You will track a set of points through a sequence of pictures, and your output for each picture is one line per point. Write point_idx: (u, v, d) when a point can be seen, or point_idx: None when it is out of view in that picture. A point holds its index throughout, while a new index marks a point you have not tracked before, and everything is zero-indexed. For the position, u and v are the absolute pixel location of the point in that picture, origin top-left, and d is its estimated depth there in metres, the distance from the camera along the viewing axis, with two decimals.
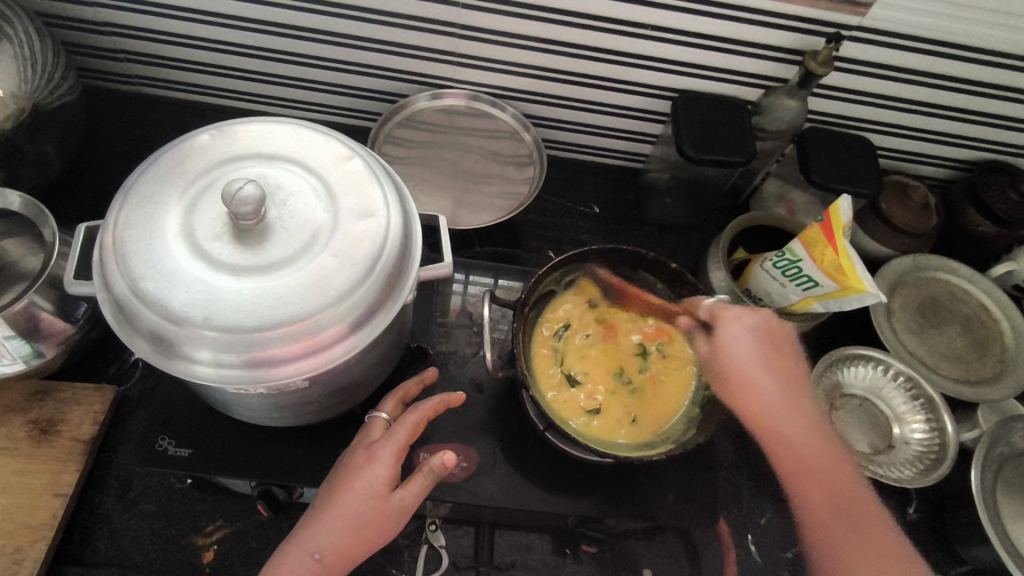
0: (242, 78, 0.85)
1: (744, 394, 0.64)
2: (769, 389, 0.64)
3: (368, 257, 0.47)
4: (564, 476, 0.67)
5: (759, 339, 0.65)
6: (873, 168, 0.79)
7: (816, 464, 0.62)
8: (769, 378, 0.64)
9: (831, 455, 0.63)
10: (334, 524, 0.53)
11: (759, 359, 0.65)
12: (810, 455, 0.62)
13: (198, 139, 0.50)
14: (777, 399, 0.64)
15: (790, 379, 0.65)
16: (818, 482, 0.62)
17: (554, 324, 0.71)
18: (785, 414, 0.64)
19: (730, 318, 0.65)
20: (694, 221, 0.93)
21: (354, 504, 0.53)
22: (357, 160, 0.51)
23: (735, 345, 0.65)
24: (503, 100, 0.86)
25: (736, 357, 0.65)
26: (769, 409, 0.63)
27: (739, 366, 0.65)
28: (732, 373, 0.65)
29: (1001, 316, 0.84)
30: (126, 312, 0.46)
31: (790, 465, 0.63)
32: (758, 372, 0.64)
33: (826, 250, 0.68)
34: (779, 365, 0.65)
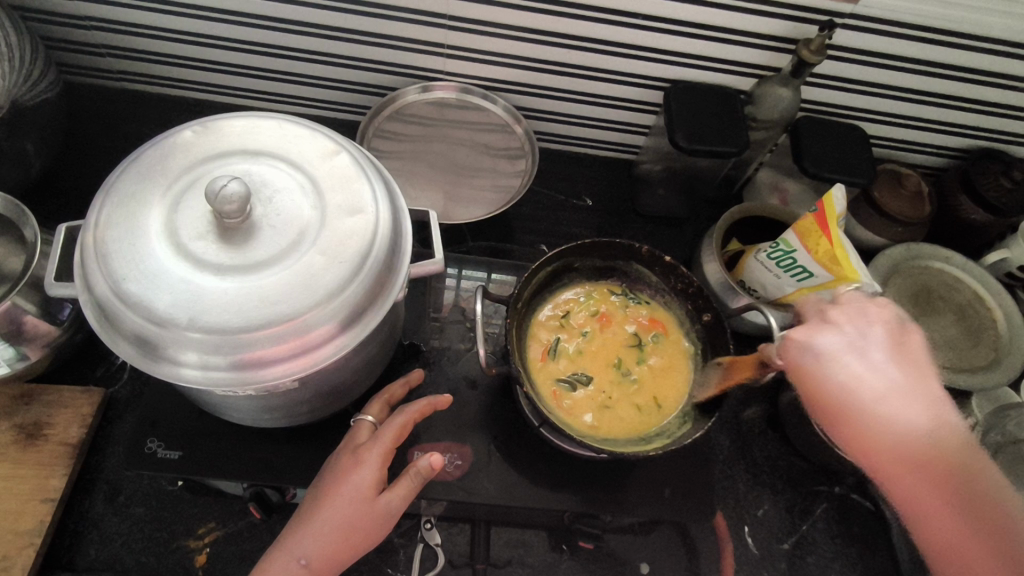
0: (227, 72, 0.83)
1: (843, 410, 0.48)
2: (874, 396, 0.47)
3: (356, 254, 0.46)
4: (561, 472, 0.67)
5: (851, 341, 0.50)
6: (867, 157, 0.79)
7: (931, 475, 0.45)
8: (875, 378, 0.48)
9: (962, 456, 0.46)
10: (319, 529, 0.52)
11: (856, 356, 0.49)
12: (928, 461, 0.45)
13: (181, 135, 0.49)
14: (882, 404, 0.47)
15: (902, 375, 0.48)
16: (943, 501, 0.45)
17: (547, 321, 0.70)
18: (908, 425, 0.46)
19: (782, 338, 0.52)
20: (688, 213, 0.92)
21: (342, 507, 0.52)
22: (345, 155, 0.50)
23: (816, 358, 0.49)
24: (494, 92, 0.85)
25: (826, 373, 0.49)
26: (863, 421, 0.47)
27: (833, 383, 0.48)
28: (816, 388, 0.50)
29: (995, 304, 0.84)
30: (109, 315, 0.44)
31: (905, 481, 0.46)
32: (856, 374, 0.48)
33: (820, 241, 0.68)
34: (881, 358, 0.49)
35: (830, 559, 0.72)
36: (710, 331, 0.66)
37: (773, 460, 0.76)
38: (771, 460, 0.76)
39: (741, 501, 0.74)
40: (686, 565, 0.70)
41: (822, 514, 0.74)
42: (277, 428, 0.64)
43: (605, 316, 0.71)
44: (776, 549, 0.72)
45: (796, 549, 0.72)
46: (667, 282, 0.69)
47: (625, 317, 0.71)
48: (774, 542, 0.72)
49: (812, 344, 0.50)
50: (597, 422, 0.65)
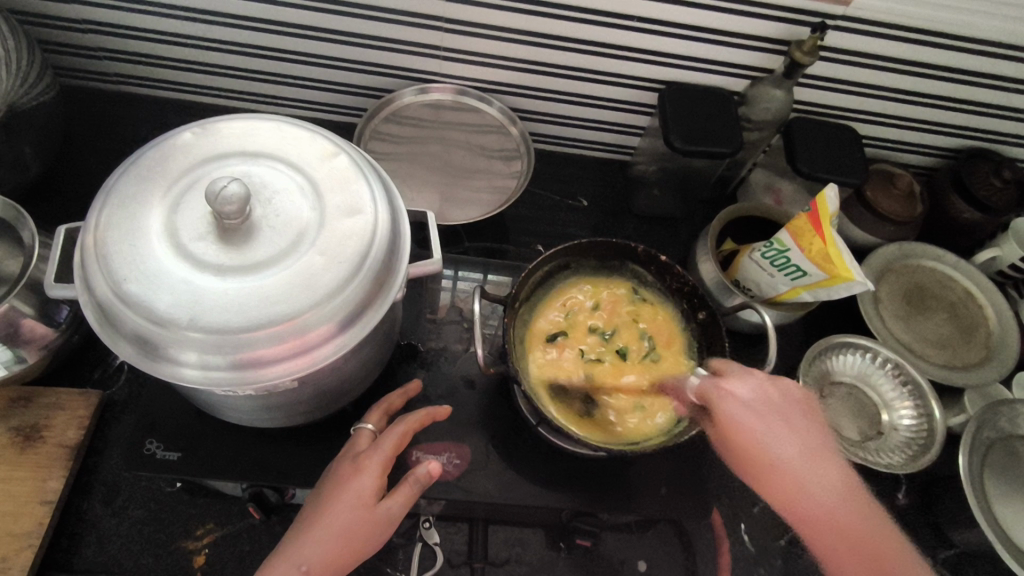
0: (224, 75, 0.84)
1: (767, 470, 0.56)
2: (785, 462, 0.56)
3: (355, 255, 0.47)
4: (558, 470, 0.67)
5: (762, 402, 0.57)
6: (859, 157, 0.80)
7: (853, 540, 0.55)
8: (786, 447, 0.56)
9: (862, 524, 0.55)
10: (323, 535, 0.52)
11: (773, 428, 0.56)
12: (850, 526, 0.55)
13: (181, 137, 0.49)
14: (797, 469, 0.56)
15: (800, 450, 0.57)
16: (859, 559, 0.54)
17: (547, 322, 0.70)
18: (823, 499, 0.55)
19: (722, 392, 0.57)
20: (683, 213, 0.93)
21: (343, 512, 0.53)
22: (343, 156, 0.50)
23: (738, 412, 0.56)
24: (490, 94, 0.85)
25: (745, 428, 0.56)
26: (794, 485, 0.55)
27: (749, 434, 0.56)
28: (739, 439, 0.56)
29: (986, 301, 0.85)
30: (109, 315, 0.45)
31: (821, 533, 0.55)
32: (763, 438, 0.56)
33: (813, 240, 0.69)
34: (786, 428, 0.57)
35: None
36: (705, 329, 0.66)
37: None
38: None
39: (737, 499, 0.74)
40: (683, 562, 0.71)
41: None
42: (276, 428, 0.64)
43: (607, 316, 0.71)
44: (772, 546, 0.72)
45: (792, 546, 0.73)
46: (662, 282, 0.70)
47: (627, 318, 0.71)
48: (770, 539, 0.73)
49: (738, 395, 0.57)
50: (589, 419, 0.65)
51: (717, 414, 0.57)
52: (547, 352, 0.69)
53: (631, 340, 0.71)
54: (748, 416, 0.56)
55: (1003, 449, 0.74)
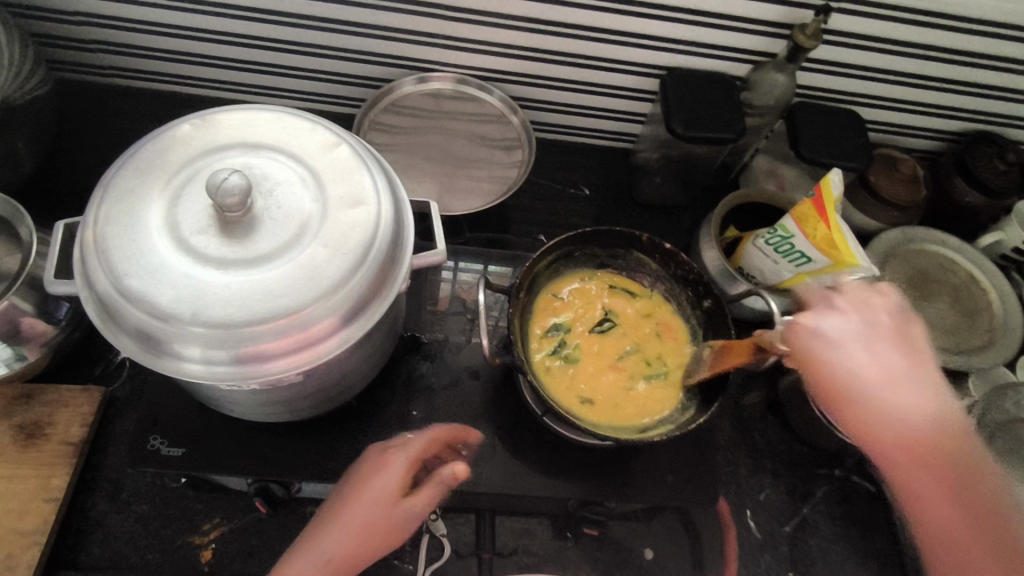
0: (220, 67, 0.82)
1: (843, 385, 0.51)
2: (867, 381, 0.51)
3: (359, 246, 0.46)
4: (564, 459, 0.67)
5: (847, 325, 0.53)
6: (863, 142, 0.79)
7: (940, 473, 0.49)
8: (872, 367, 0.52)
9: (956, 446, 0.49)
10: (344, 528, 0.54)
11: (860, 355, 0.52)
12: (940, 456, 0.49)
13: (179, 129, 0.49)
14: (886, 391, 0.51)
15: (895, 367, 0.52)
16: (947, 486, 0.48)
17: (550, 301, 0.70)
18: (918, 418, 0.50)
19: (797, 325, 0.54)
20: (685, 201, 0.92)
21: (367, 504, 0.54)
22: (345, 146, 0.49)
23: (828, 346, 0.52)
24: (490, 82, 0.84)
25: (833, 359, 0.52)
26: (876, 405, 0.50)
27: (838, 363, 0.52)
28: (818, 372, 0.53)
29: (989, 285, 0.85)
30: (111, 311, 0.44)
31: (902, 463, 0.49)
32: (856, 365, 0.52)
33: (817, 226, 0.68)
34: (872, 354, 0.52)
35: (832, 541, 0.73)
36: (711, 318, 0.66)
37: (773, 444, 0.77)
38: (771, 444, 0.77)
39: (743, 486, 0.74)
40: (690, 551, 0.71)
41: (823, 496, 0.74)
42: (280, 422, 0.64)
43: (619, 304, 0.71)
44: (778, 532, 0.73)
45: (798, 532, 0.73)
46: (667, 269, 0.69)
47: (639, 309, 0.71)
48: (775, 525, 0.73)
49: (817, 324, 0.53)
50: (584, 402, 0.65)
51: (799, 347, 0.53)
52: (548, 331, 0.68)
53: (641, 331, 0.70)
54: (846, 341, 0.52)
55: (1009, 432, 0.74)
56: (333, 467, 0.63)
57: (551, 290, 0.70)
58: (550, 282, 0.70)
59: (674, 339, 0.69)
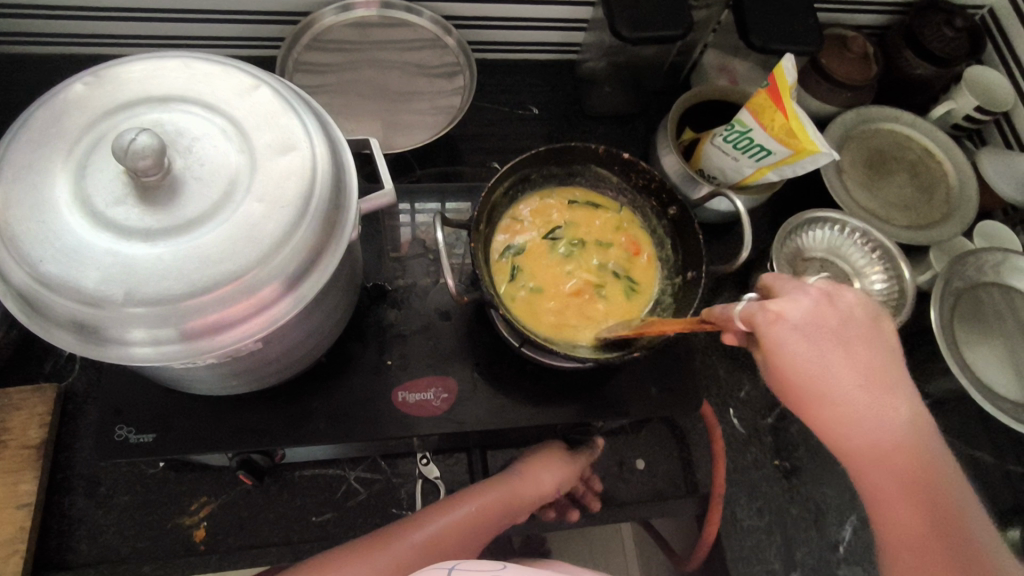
0: (116, 18, 0.74)
1: (808, 391, 0.47)
2: (834, 392, 0.47)
3: (298, 197, 0.42)
4: (547, 386, 0.67)
5: (816, 325, 0.47)
6: (812, 22, 0.76)
7: (910, 488, 0.47)
8: (839, 374, 0.47)
9: (921, 461, 0.47)
10: (527, 495, 0.64)
11: (827, 358, 0.47)
12: (910, 471, 0.47)
13: (71, 91, 0.43)
14: (855, 399, 0.47)
15: (862, 375, 0.47)
16: (914, 498, 0.47)
17: (513, 229, 0.67)
18: (881, 431, 0.47)
19: (769, 315, 0.46)
20: (638, 108, 0.89)
21: (546, 467, 0.66)
22: (265, 88, 0.45)
23: (794, 342, 0.46)
24: (418, 3, 0.78)
25: (798, 360, 0.46)
26: (842, 413, 0.47)
27: (804, 369, 0.47)
28: (782, 372, 0.47)
29: (945, 158, 0.85)
30: (34, 304, 0.40)
31: (876, 473, 0.48)
32: (825, 372, 0.47)
33: (775, 116, 0.66)
34: (843, 356, 0.47)
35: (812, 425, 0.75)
36: (677, 225, 0.64)
37: None
38: None
39: (724, 386, 0.76)
40: (679, 454, 0.72)
41: None
42: (251, 391, 0.61)
43: (582, 221, 0.69)
44: (761, 425, 0.75)
45: (779, 422, 0.75)
46: (628, 180, 0.67)
47: (604, 223, 0.69)
48: (758, 419, 0.75)
49: (788, 319, 0.46)
50: (557, 324, 0.64)
51: (765, 347, 0.47)
52: (513, 260, 0.67)
53: (608, 247, 0.69)
54: (804, 343, 0.46)
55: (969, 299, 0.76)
56: (314, 429, 0.61)
57: (512, 215, 0.68)
58: (510, 207, 0.67)
59: (641, 248, 0.68)
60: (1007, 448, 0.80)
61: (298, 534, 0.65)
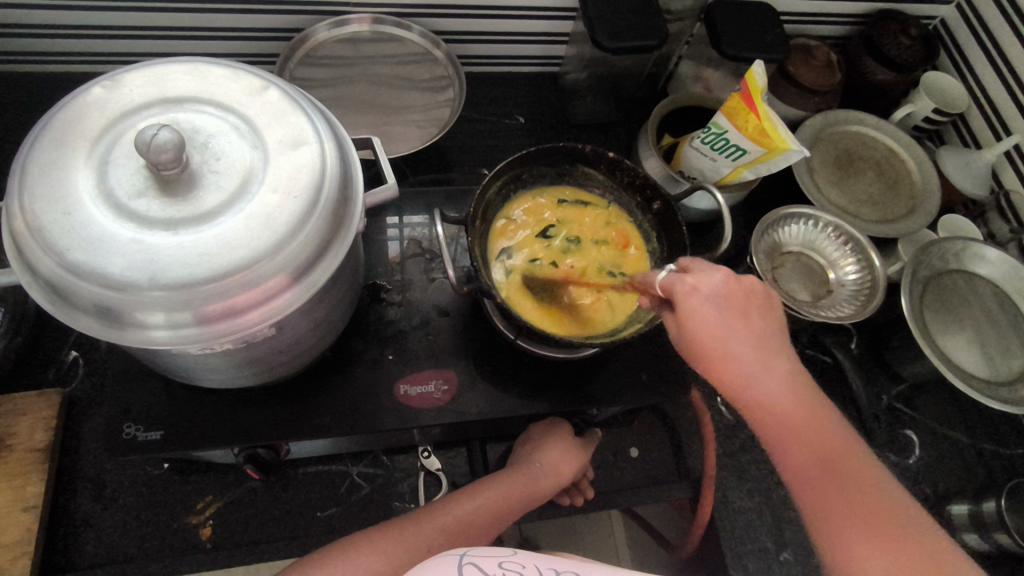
0: (115, 37, 0.77)
1: (715, 354, 0.53)
2: (739, 356, 0.53)
3: (309, 188, 0.45)
4: (542, 378, 0.69)
5: (722, 295, 0.54)
6: (779, 32, 0.81)
7: (809, 441, 0.51)
8: (737, 339, 0.53)
9: (816, 419, 0.52)
10: (540, 475, 0.66)
11: (727, 325, 0.53)
12: (806, 428, 0.51)
13: (90, 93, 0.45)
14: (750, 361, 0.53)
15: (761, 341, 0.54)
16: (810, 452, 0.50)
17: (508, 227, 0.71)
18: (776, 392, 0.52)
19: (687, 285, 0.54)
20: (619, 116, 0.93)
21: (564, 462, 0.68)
22: (274, 89, 0.48)
23: (704, 307, 0.53)
24: (407, 19, 0.82)
25: (705, 323, 0.53)
26: (744, 376, 0.52)
27: (707, 334, 0.53)
28: (697, 338, 0.53)
29: (907, 156, 0.91)
30: (60, 291, 0.42)
31: (778, 434, 0.52)
32: (723, 336, 0.53)
33: (748, 118, 0.70)
34: (745, 325, 0.54)
35: None
36: (661, 218, 0.67)
37: None
38: None
39: (710, 376, 0.79)
40: (671, 441, 0.75)
41: None
42: (257, 388, 0.63)
43: (574, 216, 0.72)
44: None
45: None
46: (613, 178, 0.70)
47: (594, 219, 0.73)
48: None
49: (698, 288, 0.53)
50: (553, 314, 0.67)
51: (682, 313, 0.53)
52: (508, 256, 0.70)
53: (599, 241, 0.72)
54: (713, 310, 0.53)
55: (936, 286, 0.81)
56: (318, 423, 0.63)
57: (505, 214, 0.71)
58: (504, 207, 0.71)
59: (631, 241, 0.71)
60: (980, 428, 0.84)
61: (304, 530, 0.66)
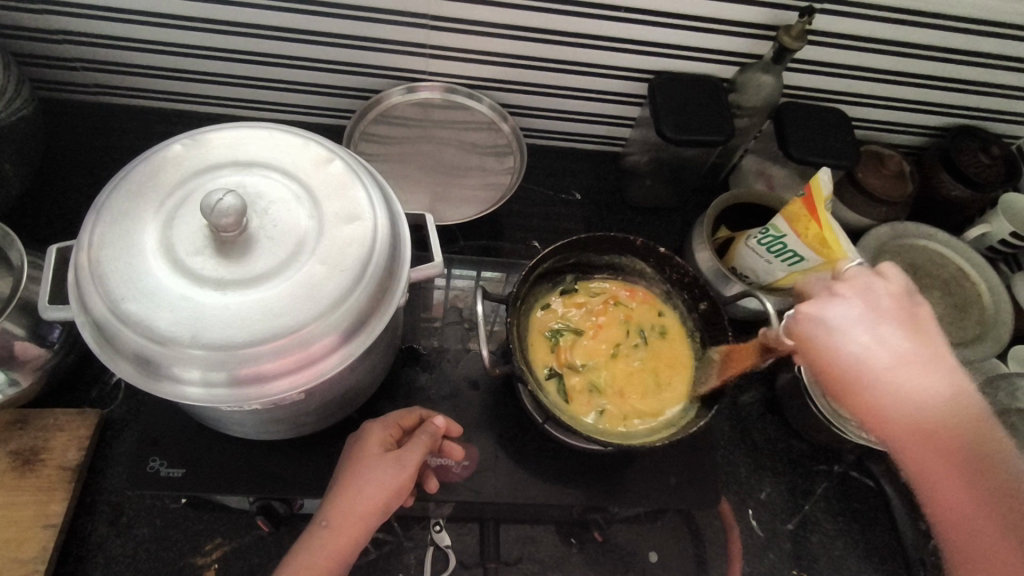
0: (206, 81, 0.82)
1: (850, 372, 0.46)
2: (875, 362, 0.45)
3: (356, 263, 0.46)
4: (566, 466, 0.67)
5: (869, 311, 0.47)
6: (851, 139, 0.80)
7: (951, 446, 0.42)
8: (875, 344, 0.46)
9: (976, 427, 0.42)
10: (360, 498, 0.55)
11: (888, 332, 0.46)
12: (946, 436, 0.42)
13: (171, 149, 0.48)
14: (901, 377, 0.44)
15: (902, 353, 0.45)
16: (958, 466, 0.41)
17: (557, 307, 0.71)
18: (917, 398, 0.43)
19: (801, 312, 0.49)
20: (676, 202, 0.93)
21: (402, 463, 0.57)
22: (338, 162, 0.49)
23: (831, 335, 0.47)
24: (478, 91, 0.84)
25: (836, 347, 0.46)
26: (891, 391, 0.44)
27: (850, 352, 0.46)
28: (827, 361, 0.47)
29: (979, 279, 0.86)
30: (108, 335, 0.44)
31: (920, 460, 0.43)
32: (870, 347, 0.46)
33: (809, 226, 0.68)
34: (885, 333, 0.46)
35: (832, 537, 0.73)
36: (707, 319, 0.67)
37: (772, 443, 0.77)
38: (771, 442, 0.77)
39: (745, 485, 0.74)
40: (694, 552, 0.71)
41: (824, 492, 0.75)
42: (280, 439, 0.64)
43: (629, 317, 0.72)
44: (780, 530, 0.73)
45: (800, 529, 0.73)
46: (663, 275, 0.70)
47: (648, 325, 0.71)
48: (778, 524, 0.73)
49: (827, 317, 0.47)
50: (575, 402, 0.65)
51: (803, 343, 0.49)
52: (549, 333, 0.69)
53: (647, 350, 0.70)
54: (840, 334, 0.47)
55: (1003, 423, 0.75)
56: None
57: (562, 291, 0.72)
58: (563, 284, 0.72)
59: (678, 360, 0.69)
60: None
61: None
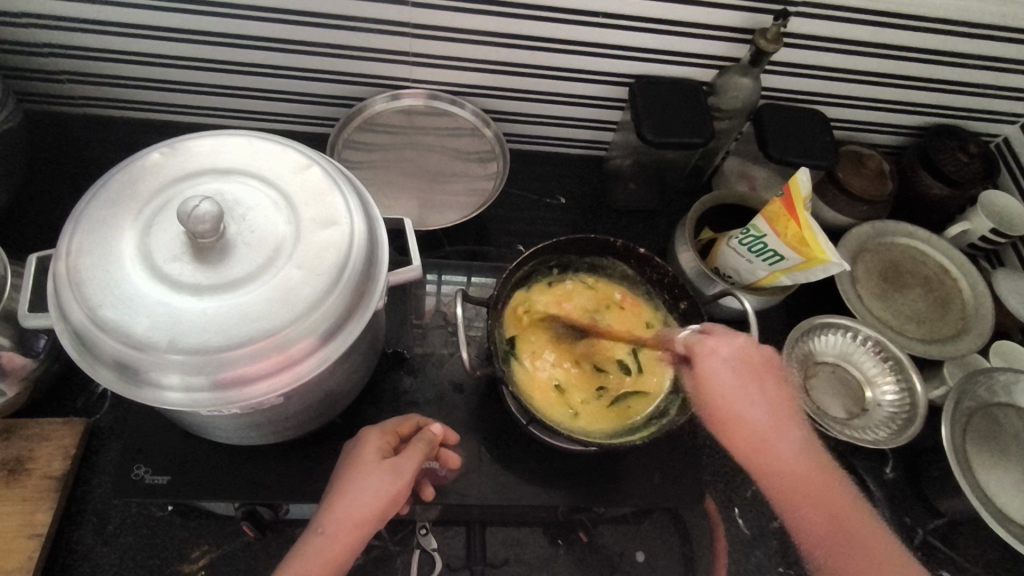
0: (190, 92, 0.83)
1: (730, 414, 0.59)
2: (748, 412, 0.59)
3: (333, 266, 0.46)
4: (551, 468, 0.68)
5: (738, 359, 0.60)
6: (829, 139, 0.81)
7: (817, 495, 0.56)
8: (760, 408, 0.59)
9: (834, 486, 0.57)
10: (358, 505, 0.55)
11: (747, 388, 0.59)
12: (818, 490, 0.57)
13: (149, 158, 0.49)
14: (778, 431, 0.59)
15: (774, 406, 0.60)
16: (824, 508, 0.56)
17: (547, 299, 0.71)
18: (780, 449, 0.58)
19: (705, 346, 0.61)
20: (660, 205, 0.94)
21: (399, 471, 0.57)
22: (316, 168, 0.50)
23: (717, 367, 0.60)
24: (461, 96, 0.85)
25: (719, 382, 0.59)
26: (756, 432, 0.58)
27: (723, 390, 0.59)
28: (714, 396, 0.59)
29: (960, 275, 0.87)
30: (87, 342, 0.44)
31: (792, 497, 0.57)
32: (742, 396, 0.59)
33: (788, 225, 0.70)
34: (761, 388, 0.60)
35: None
36: (687, 318, 0.68)
37: None
38: None
39: (731, 484, 0.75)
40: (682, 551, 0.71)
41: None
42: (265, 444, 0.64)
43: (617, 317, 0.72)
44: (767, 528, 0.73)
45: (786, 526, 0.73)
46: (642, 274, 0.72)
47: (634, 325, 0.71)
48: (764, 521, 0.73)
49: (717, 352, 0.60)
50: (551, 400, 0.66)
51: (698, 369, 0.60)
52: (534, 322, 0.70)
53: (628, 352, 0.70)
54: (726, 372, 0.59)
55: (985, 417, 0.76)
56: (321, 487, 0.63)
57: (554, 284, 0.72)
58: (557, 278, 0.72)
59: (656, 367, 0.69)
60: None
61: None
